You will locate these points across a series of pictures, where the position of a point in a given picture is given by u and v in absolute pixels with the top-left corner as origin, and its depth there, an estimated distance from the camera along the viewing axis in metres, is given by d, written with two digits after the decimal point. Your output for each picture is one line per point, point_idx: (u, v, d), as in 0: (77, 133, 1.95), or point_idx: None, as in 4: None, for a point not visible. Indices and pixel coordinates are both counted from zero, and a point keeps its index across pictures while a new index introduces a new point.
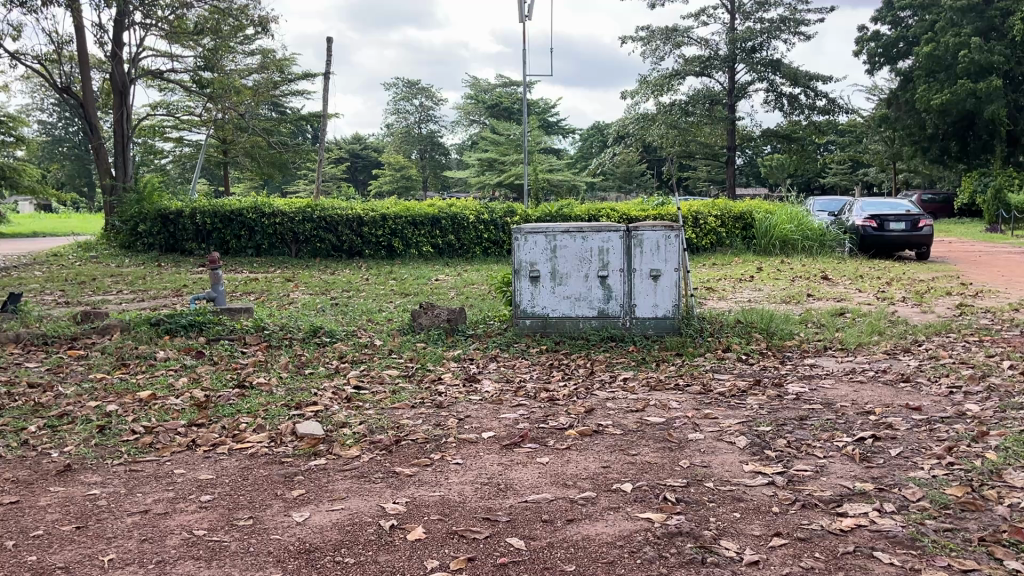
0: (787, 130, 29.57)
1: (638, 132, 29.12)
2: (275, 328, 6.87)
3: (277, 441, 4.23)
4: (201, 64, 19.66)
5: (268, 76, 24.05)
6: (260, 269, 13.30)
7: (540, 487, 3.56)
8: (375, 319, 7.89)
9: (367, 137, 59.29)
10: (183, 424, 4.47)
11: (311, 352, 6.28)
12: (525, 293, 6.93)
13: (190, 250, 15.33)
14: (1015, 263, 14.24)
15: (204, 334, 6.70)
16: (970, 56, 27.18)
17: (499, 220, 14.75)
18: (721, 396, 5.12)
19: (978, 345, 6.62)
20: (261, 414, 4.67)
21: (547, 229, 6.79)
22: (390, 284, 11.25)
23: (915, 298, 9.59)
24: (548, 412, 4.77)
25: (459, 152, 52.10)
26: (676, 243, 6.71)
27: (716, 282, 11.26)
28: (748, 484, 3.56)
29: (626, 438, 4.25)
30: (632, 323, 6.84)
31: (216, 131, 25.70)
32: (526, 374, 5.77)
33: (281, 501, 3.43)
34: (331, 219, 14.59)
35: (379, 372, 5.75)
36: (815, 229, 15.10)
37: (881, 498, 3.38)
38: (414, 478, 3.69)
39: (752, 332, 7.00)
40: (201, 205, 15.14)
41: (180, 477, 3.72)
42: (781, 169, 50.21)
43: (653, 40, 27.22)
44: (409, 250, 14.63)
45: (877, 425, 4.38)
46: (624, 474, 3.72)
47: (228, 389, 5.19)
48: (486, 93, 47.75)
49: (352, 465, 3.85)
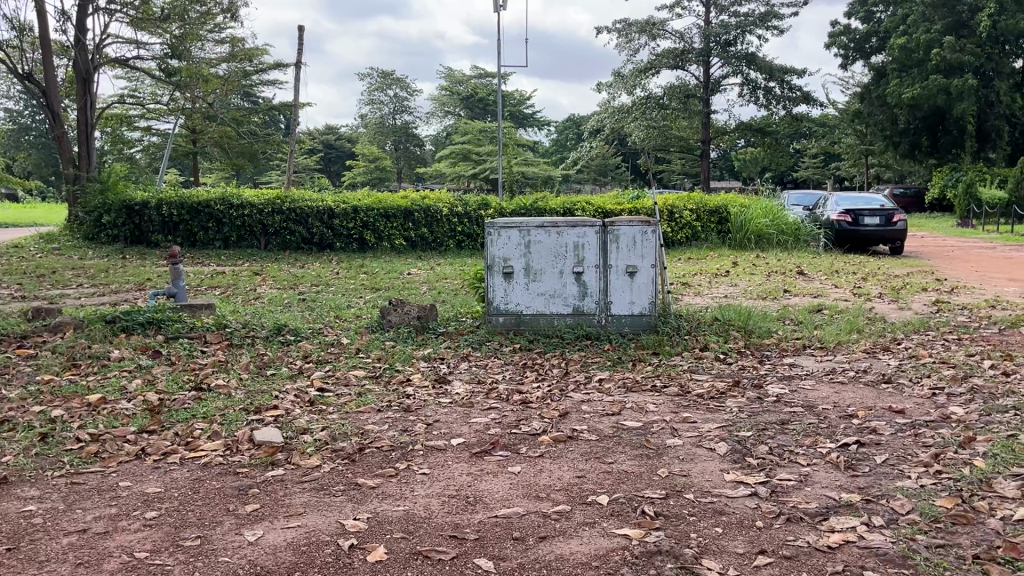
0: (763, 124, 29.60)
1: (614, 124, 28.97)
2: (237, 326, 6.61)
3: (233, 449, 3.98)
4: (167, 52, 18.99)
5: (238, 64, 23.53)
6: (228, 261, 12.95)
7: (511, 500, 3.35)
8: (343, 315, 7.63)
9: (339, 127, 58.66)
10: (133, 431, 4.21)
11: (273, 352, 6.03)
12: (499, 289, 6.71)
13: (156, 243, 14.91)
14: (989, 258, 14.27)
15: (163, 333, 6.40)
16: (943, 52, 27.32)
17: (473, 213, 14.48)
18: (700, 398, 4.94)
19: (956, 343, 6.54)
20: (218, 419, 4.41)
21: (521, 224, 6.59)
22: (361, 278, 10.99)
23: (892, 295, 9.53)
24: (520, 416, 4.57)
25: (434, 143, 51.72)
26: (653, 239, 6.54)
27: (693, 277, 11.16)
28: (729, 495, 3.38)
29: (602, 445, 4.06)
30: (608, 320, 6.67)
31: (185, 121, 25.15)
32: (498, 374, 5.57)
33: (232, 517, 3.19)
34: (301, 211, 14.27)
35: (344, 372, 5.51)
36: (791, 224, 15.05)
37: (869, 511, 3.21)
38: (378, 491, 3.47)
39: (730, 330, 6.84)
40: (168, 196, 14.72)
41: (125, 491, 3.46)
42: (755, 163, 50.53)
43: (629, 33, 27.09)
44: (382, 243, 14.37)
45: (861, 430, 4.23)
46: (600, 484, 3.53)
47: (184, 392, 4.93)
48: (461, 85, 47.27)
49: (310, 477, 3.62)
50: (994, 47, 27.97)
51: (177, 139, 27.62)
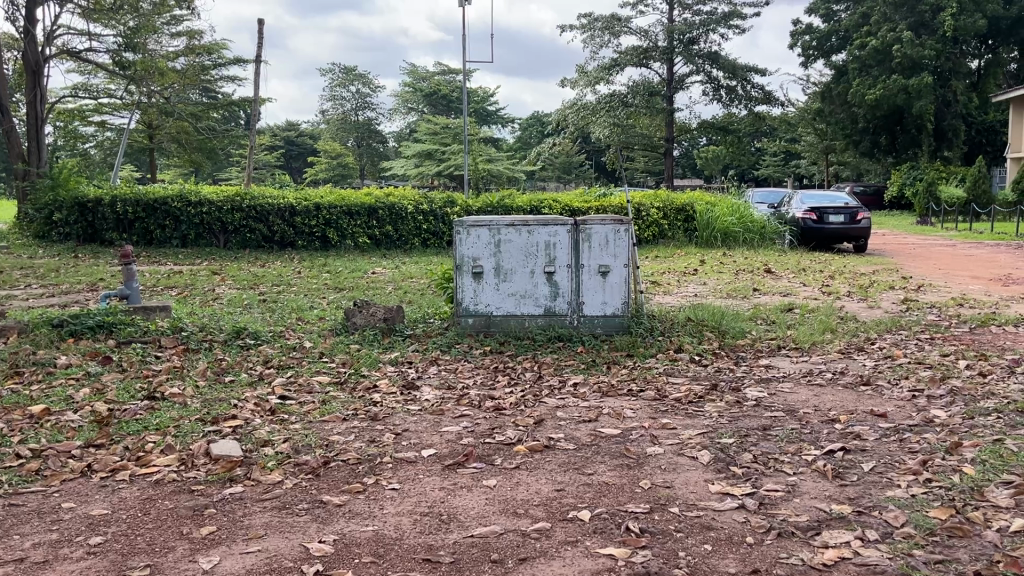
0: (725, 122, 29.77)
1: (579, 121, 28.88)
2: (194, 329, 6.30)
3: (188, 464, 3.73)
4: (121, 44, 18.23)
5: (195, 58, 22.92)
6: (186, 261, 12.54)
7: (487, 518, 3.16)
8: (306, 317, 7.36)
9: (300, 123, 57.84)
10: (79, 445, 3.93)
11: (233, 357, 5.75)
12: (468, 290, 6.50)
13: (110, 241, 14.39)
14: (951, 255, 14.42)
15: (114, 337, 6.06)
16: (905, 51, 27.70)
17: (438, 210, 14.20)
18: (678, 403, 4.78)
19: (929, 342, 6.49)
20: (172, 431, 4.14)
21: (491, 222, 6.39)
22: (324, 277, 10.70)
23: (861, 293, 9.51)
24: (493, 425, 4.37)
25: (397, 139, 51.23)
26: (625, 238, 6.39)
27: (661, 276, 11.05)
28: (716, 509, 3.22)
29: (581, 455, 3.87)
30: (580, 321, 6.50)
31: (142, 115, 24.48)
32: (469, 378, 5.37)
33: (185, 542, 2.95)
34: (261, 208, 13.89)
35: (308, 379, 5.27)
36: (757, 221, 15.05)
37: (862, 524, 3.07)
38: (345, 509, 3.25)
39: (703, 330, 6.72)
40: (122, 193, 14.22)
41: (68, 514, 3.20)
42: (716, 161, 50.91)
43: (593, 30, 27.04)
44: (345, 241, 14.05)
45: (844, 435, 4.10)
46: (581, 498, 3.35)
47: (136, 401, 4.64)
48: (424, 81, 46.83)
49: (273, 494, 3.39)
50: (953, 47, 28.47)
51: (133, 134, 26.90)
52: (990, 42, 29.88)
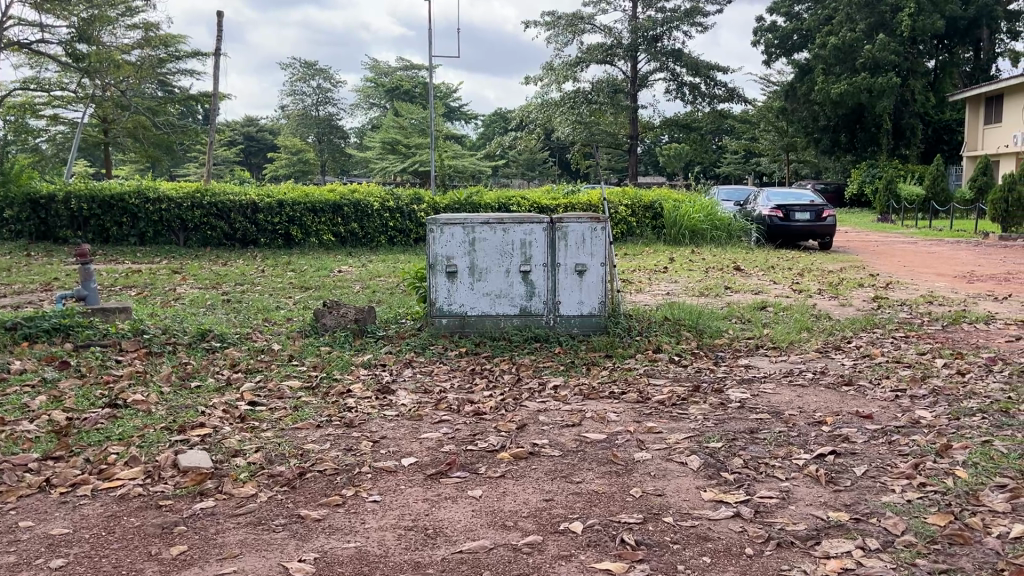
0: (688, 120, 29.93)
1: (544, 118, 28.80)
2: (156, 331, 6.05)
3: (154, 478, 3.52)
4: (74, 35, 17.51)
5: (152, 50, 22.32)
6: (144, 260, 12.15)
7: (475, 531, 3.02)
8: (272, 318, 7.13)
9: (259, 118, 56.89)
10: (35, 458, 3.69)
11: (198, 360, 5.52)
12: (441, 289, 6.33)
13: (64, 239, 13.92)
14: (913, 252, 14.59)
15: (71, 341, 5.79)
16: (867, 50, 28.08)
17: (405, 207, 13.96)
18: (662, 405, 4.69)
19: (904, 340, 6.49)
20: (137, 441, 3.93)
21: (465, 220, 6.24)
22: (288, 276, 10.41)
23: (831, 291, 9.53)
24: (474, 431, 4.22)
25: (358, 136, 50.62)
26: (602, 236, 6.28)
27: (632, 274, 10.95)
28: (712, 518, 3.12)
29: (567, 462, 3.75)
30: (556, 321, 6.38)
31: (96, 110, 23.78)
32: (446, 382, 5.21)
33: (155, 564, 2.76)
34: (222, 205, 13.54)
35: (278, 384, 5.06)
36: (724, 218, 15.08)
37: (862, 531, 2.99)
38: (324, 524, 3.08)
39: (681, 330, 6.63)
40: (77, 189, 13.76)
41: (25, 535, 2.98)
42: (679, 159, 51.32)
43: (557, 27, 26.97)
44: (309, 238, 13.77)
45: (832, 438, 4.03)
46: (571, 509, 3.22)
47: (97, 409, 4.41)
48: (386, 77, 46.40)
49: (247, 509, 3.20)
50: (911, 47, 28.97)
51: (87, 129, 26.13)
52: (945, 42, 30.55)
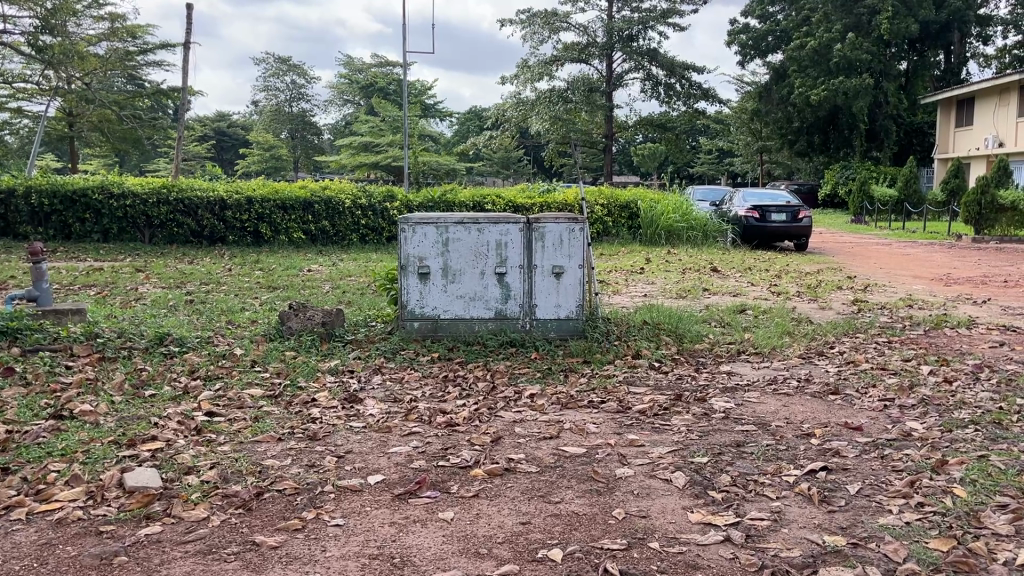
0: (663, 119, 29.85)
1: (519, 116, 28.55)
2: (111, 335, 5.74)
3: (97, 499, 3.24)
4: (38, 26, 16.84)
5: (119, 42, 21.68)
6: (107, 257, 11.73)
7: (447, 560, 2.77)
8: (237, 320, 6.84)
9: (231, 114, 56.11)
10: None
11: (155, 366, 5.22)
12: (413, 291, 6.08)
13: (24, 236, 13.43)
14: (887, 254, 14.52)
15: (18, 345, 5.44)
16: (841, 51, 28.15)
17: (377, 205, 13.68)
18: (643, 416, 4.48)
19: (887, 345, 6.35)
20: (81, 457, 3.64)
21: (438, 219, 5.98)
22: (255, 275, 10.08)
23: (810, 293, 9.39)
24: (446, 444, 3.97)
25: (332, 133, 49.97)
26: (580, 237, 6.07)
27: (609, 275, 10.76)
28: (700, 543, 2.91)
29: (545, 479, 3.52)
30: (532, 325, 6.15)
31: (61, 103, 23.12)
32: (417, 390, 4.95)
33: None
34: (189, 201, 13.14)
35: (238, 392, 4.77)
36: (700, 219, 14.94)
37: (861, 559, 2.79)
38: (282, 552, 2.82)
39: (660, 335, 6.42)
40: (38, 184, 13.29)
41: None
42: (653, 158, 51.36)
43: (532, 24, 26.72)
44: (279, 237, 13.41)
45: (823, 452, 3.84)
46: (549, 533, 2.99)
47: (41, 421, 4.10)
48: (360, 74, 45.89)
49: (196, 535, 2.93)
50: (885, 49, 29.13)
51: (51, 122, 25.33)
52: (918, 45, 30.80)
